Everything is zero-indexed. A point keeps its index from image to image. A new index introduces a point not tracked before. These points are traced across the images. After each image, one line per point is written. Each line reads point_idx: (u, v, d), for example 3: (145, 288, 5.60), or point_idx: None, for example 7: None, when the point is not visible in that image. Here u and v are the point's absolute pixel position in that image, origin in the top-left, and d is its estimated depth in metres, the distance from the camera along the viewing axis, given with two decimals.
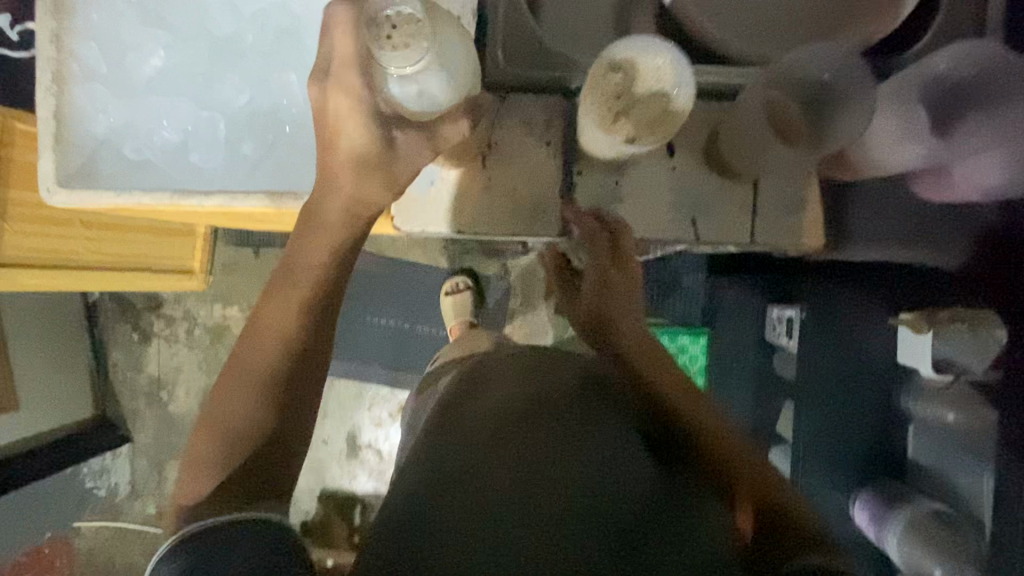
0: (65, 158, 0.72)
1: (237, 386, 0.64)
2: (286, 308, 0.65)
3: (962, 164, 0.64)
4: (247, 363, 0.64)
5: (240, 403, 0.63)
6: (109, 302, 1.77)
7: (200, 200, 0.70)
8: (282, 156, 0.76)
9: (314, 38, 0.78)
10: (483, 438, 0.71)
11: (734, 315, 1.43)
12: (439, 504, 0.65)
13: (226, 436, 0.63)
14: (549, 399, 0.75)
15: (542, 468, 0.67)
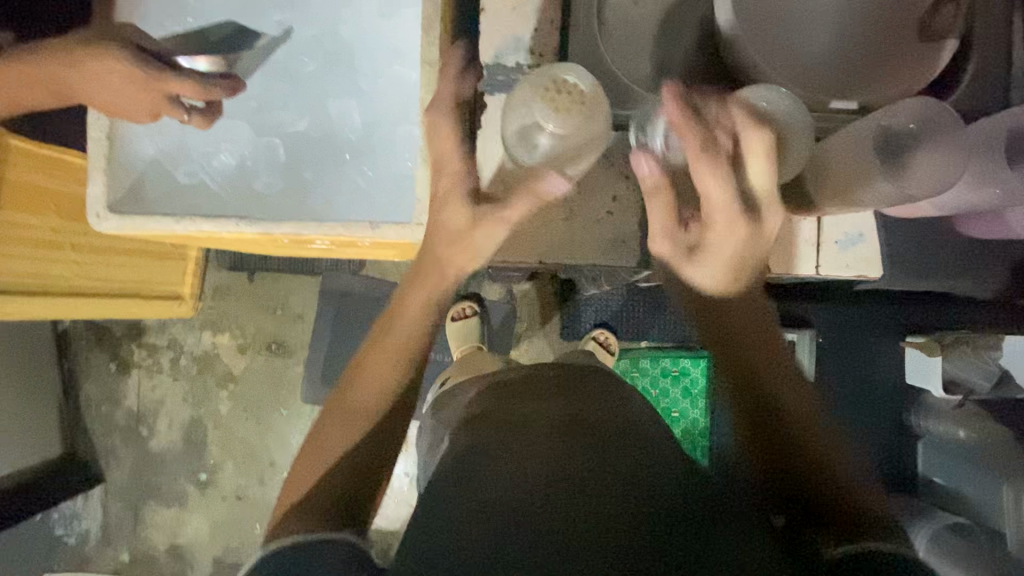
0: (115, 180, 0.67)
1: (345, 411, 0.65)
2: (400, 348, 0.68)
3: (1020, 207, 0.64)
4: (357, 398, 0.66)
5: (344, 428, 0.64)
6: (85, 330, 1.64)
7: (267, 227, 0.67)
8: (346, 182, 0.74)
9: (374, 66, 0.78)
10: (531, 442, 0.59)
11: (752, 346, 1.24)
12: (474, 502, 0.54)
13: (325, 454, 0.63)
14: (597, 397, 0.67)
15: (588, 451, 0.57)
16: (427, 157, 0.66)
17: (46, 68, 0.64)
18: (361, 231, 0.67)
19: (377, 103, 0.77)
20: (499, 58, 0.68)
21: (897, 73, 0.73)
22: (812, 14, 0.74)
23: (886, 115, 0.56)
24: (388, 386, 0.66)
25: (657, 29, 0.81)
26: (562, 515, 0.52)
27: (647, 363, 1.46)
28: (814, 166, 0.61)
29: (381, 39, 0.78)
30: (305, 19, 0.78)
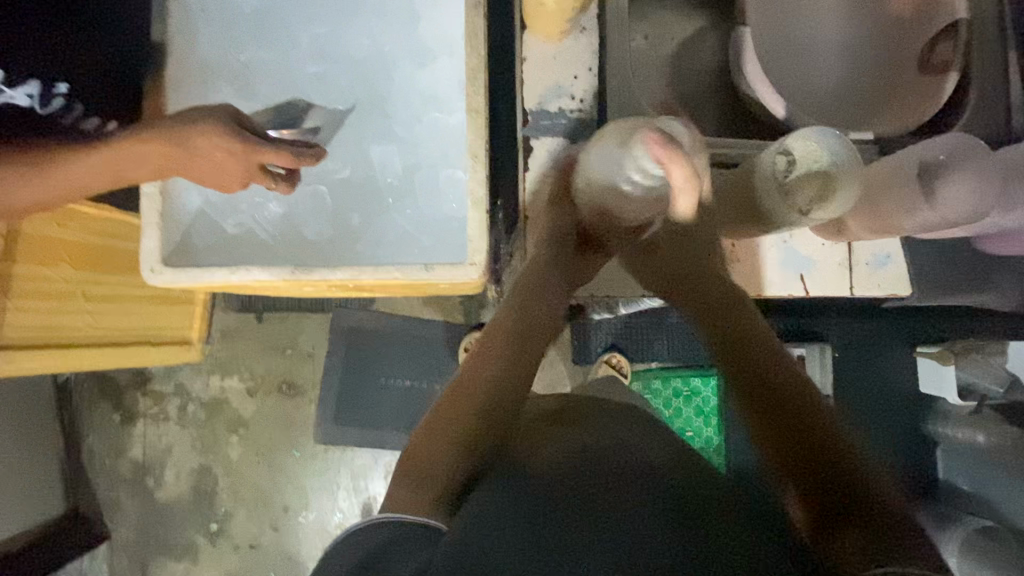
0: (167, 235, 0.67)
1: (473, 377, 0.65)
2: (525, 330, 0.68)
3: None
4: (482, 366, 0.66)
5: (464, 387, 0.64)
6: (88, 380, 1.60)
7: (323, 273, 0.68)
8: (393, 226, 0.76)
9: (413, 113, 0.81)
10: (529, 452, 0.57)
11: None
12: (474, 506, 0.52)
13: (448, 413, 0.62)
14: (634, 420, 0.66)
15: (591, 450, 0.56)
16: (477, 200, 0.68)
17: (134, 148, 0.60)
18: (416, 274, 0.68)
19: (417, 150, 0.79)
20: (542, 105, 0.71)
21: (905, 104, 0.79)
22: (816, 61, 0.83)
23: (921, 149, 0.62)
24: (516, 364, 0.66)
25: (677, 73, 0.86)
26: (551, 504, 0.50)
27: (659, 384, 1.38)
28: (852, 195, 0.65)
29: (418, 87, 0.81)
30: (345, 72, 0.82)
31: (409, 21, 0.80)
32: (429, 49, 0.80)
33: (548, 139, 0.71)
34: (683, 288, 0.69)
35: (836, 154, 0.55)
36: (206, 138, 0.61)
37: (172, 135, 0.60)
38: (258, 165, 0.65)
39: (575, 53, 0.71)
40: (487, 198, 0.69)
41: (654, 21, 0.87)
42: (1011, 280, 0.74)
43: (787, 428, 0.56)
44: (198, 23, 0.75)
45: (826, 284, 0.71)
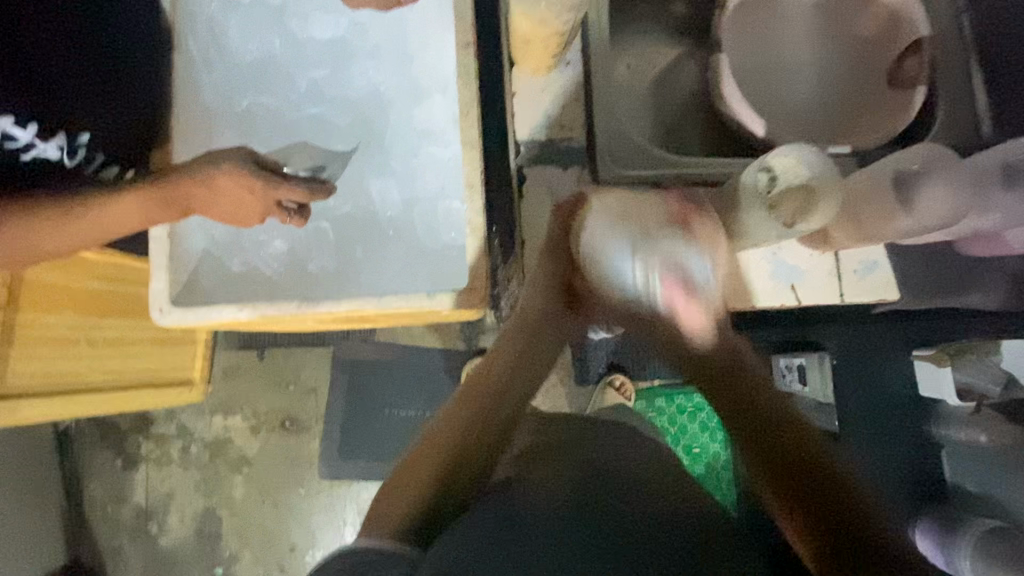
0: (176, 276, 0.69)
1: (471, 415, 0.66)
2: (519, 373, 0.69)
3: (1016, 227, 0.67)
4: (481, 405, 0.67)
5: (461, 421, 0.65)
6: (88, 427, 1.58)
7: (330, 306, 0.70)
8: (395, 258, 0.78)
9: (410, 149, 0.84)
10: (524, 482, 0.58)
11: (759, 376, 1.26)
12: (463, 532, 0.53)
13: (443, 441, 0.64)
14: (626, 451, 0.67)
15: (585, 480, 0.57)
16: (476, 229, 0.71)
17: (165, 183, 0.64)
18: (420, 301, 0.70)
19: (415, 184, 0.82)
20: (534, 135, 0.75)
21: (878, 119, 0.83)
22: (789, 83, 0.88)
23: (899, 160, 0.65)
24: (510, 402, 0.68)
25: (660, 99, 0.91)
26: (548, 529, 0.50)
27: (661, 402, 1.38)
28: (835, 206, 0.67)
29: (414, 124, 0.84)
30: (344, 114, 0.86)
31: (404, 63, 0.84)
32: (423, 87, 0.84)
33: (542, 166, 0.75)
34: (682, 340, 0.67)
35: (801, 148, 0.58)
36: (231, 177, 0.66)
37: (193, 179, 0.64)
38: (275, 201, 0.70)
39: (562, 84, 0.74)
40: (485, 226, 0.72)
41: (635, 52, 0.91)
42: (994, 282, 0.77)
43: (796, 490, 0.58)
44: (197, 66, 0.76)
45: (816, 294, 0.73)
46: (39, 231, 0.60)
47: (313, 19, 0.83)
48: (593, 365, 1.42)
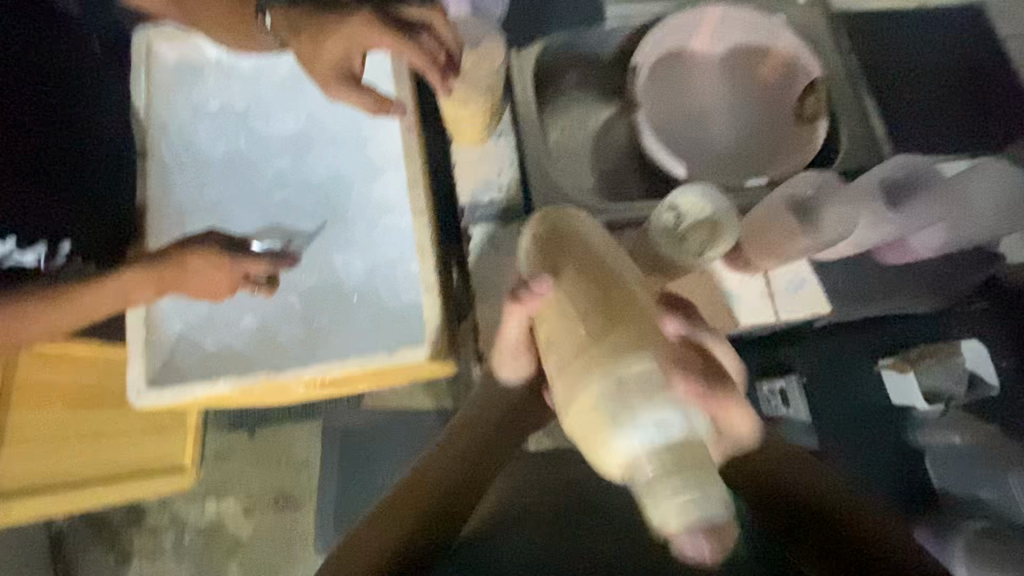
0: (152, 359, 0.74)
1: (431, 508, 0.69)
2: (471, 457, 0.73)
3: (914, 234, 0.75)
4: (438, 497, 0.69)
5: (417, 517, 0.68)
6: (81, 525, 1.57)
7: (295, 372, 0.74)
8: (360, 322, 0.84)
9: (370, 222, 0.91)
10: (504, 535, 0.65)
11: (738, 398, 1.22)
12: None
13: (417, 487, 0.69)
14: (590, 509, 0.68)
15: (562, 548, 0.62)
16: (430, 287, 0.77)
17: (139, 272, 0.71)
18: (381, 359, 0.74)
19: (376, 252, 0.89)
20: (475, 198, 0.81)
21: (792, 153, 0.91)
22: (708, 128, 0.97)
23: (790, 188, 0.73)
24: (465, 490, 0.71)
25: (596, 153, 0.99)
26: None
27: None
28: (746, 234, 0.73)
29: (372, 199, 0.92)
30: (306, 194, 0.94)
31: (359, 146, 0.94)
32: (377, 166, 0.92)
33: (484, 224, 0.80)
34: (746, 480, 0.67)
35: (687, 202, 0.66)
36: (200, 257, 0.72)
37: (170, 265, 0.71)
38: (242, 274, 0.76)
39: (497, 151, 0.82)
40: (438, 284, 0.77)
41: (568, 114, 1.01)
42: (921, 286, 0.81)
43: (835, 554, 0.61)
44: (172, 172, 0.87)
45: (750, 316, 0.78)
46: (26, 319, 0.67)
47: (274, 117, 0.93)
48: None
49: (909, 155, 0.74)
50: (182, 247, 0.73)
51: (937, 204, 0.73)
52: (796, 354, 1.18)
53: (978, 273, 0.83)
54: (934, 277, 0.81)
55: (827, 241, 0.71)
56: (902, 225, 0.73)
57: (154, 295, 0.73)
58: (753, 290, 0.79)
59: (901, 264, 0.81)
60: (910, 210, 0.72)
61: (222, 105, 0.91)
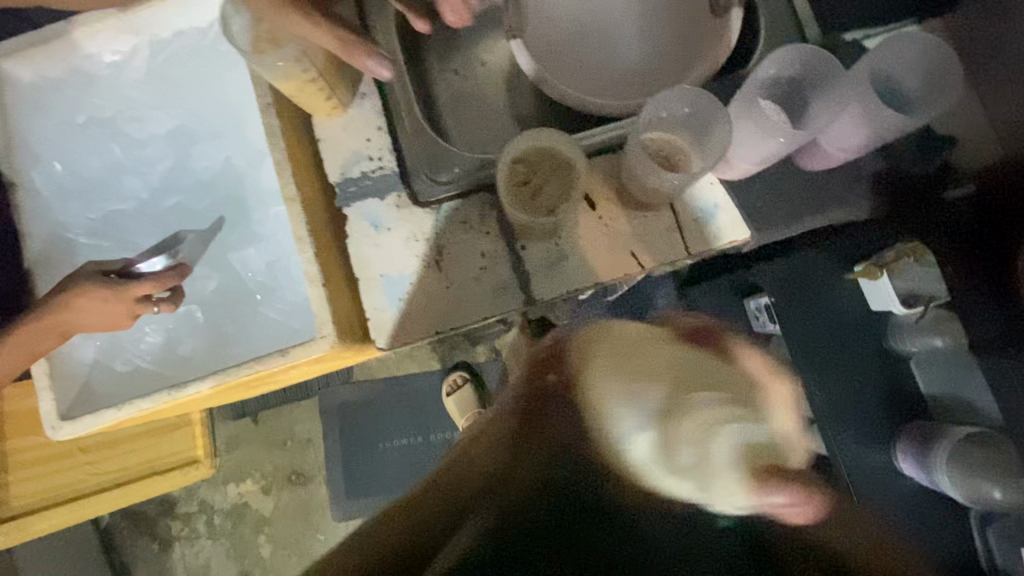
0: (63, 393, 0.75)
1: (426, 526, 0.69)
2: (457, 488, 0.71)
3: (825, 135, 0.69)
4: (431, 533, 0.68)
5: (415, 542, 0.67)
6: (123, 518, 1.70)
7: (195, 386, 0.73)
8: (264, 321, 0.83)
9: (260, 213, 0.88)
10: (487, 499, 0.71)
11: (716, 320, 1.30)
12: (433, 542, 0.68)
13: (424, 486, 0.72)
14: (619, 338, 0.66)
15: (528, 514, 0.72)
16: (312, 277, 0.71)
17: (36, 320, 0.71)
18: (276, 361, 0.72)
19: (270, 244, 0.86)
20: (346, 173, 0.75)
21: (705, 53, 0.79)
22: (616, 39, 0.85)
23: (667, 111, 0.68)
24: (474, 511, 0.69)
25: (496, 90, 0.89)
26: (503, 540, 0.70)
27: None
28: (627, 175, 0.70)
29: (262, 190, 0.88)
30: (195, 194, 0.90)
31: (238, 132, 0.88)
32: (261, 151, 0.87)
33: (357, 203, 0.74)
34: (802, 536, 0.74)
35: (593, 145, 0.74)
36: (84, 295, 0.71)
37: (53, 309, 0.70)
38: (136, 299, 0.74)
39: (363, 119, 0.76)
40: (322, 273, 0.72)
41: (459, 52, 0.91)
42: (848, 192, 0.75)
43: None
44: (53, 202, 0.84)
45: (656, 256, 0.73)
46: None
47: (146, 118, 0.88)
48: None
49: (798, 46, 0.68)
50: (66, 287, 0.71)
51: (831, 101, 0.68)
52: (763, 270, 1.05)
53: (931, 163, 0.76)
54: (875, 174, 0.75)
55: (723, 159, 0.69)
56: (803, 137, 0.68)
57: (58, 341, 0.74)
58: (658, 230, 0.72)
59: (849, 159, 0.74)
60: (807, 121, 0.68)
61: (90, 116, 0.86)
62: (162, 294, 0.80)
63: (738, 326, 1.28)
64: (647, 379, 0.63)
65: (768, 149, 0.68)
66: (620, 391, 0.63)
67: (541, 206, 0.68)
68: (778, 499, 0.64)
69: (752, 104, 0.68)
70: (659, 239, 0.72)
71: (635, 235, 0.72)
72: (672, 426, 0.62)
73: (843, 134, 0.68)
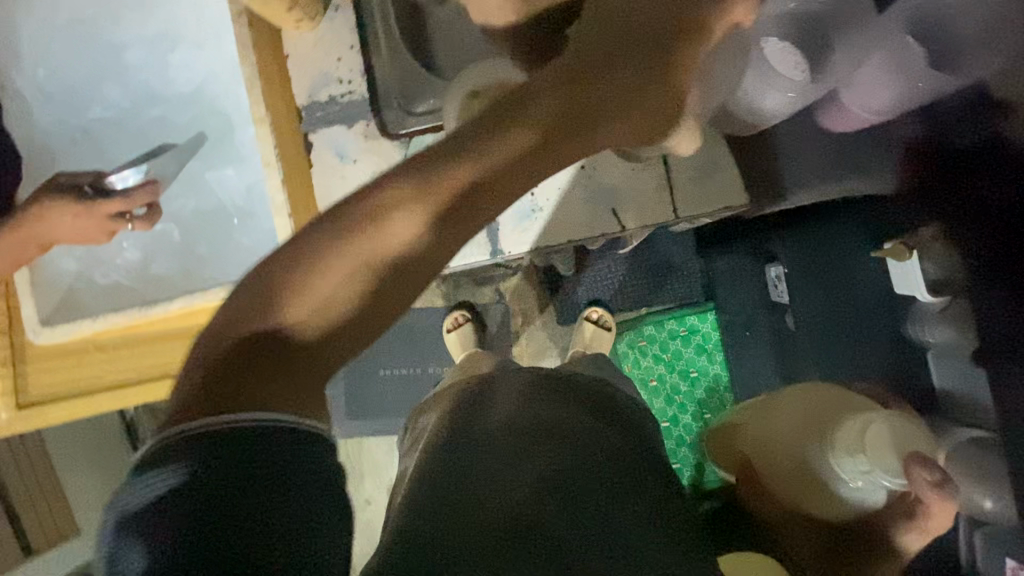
0: (43, 299, 0.78)
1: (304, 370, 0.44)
2: (479, 419, 0.68)
3: (847, 89, 0.72)
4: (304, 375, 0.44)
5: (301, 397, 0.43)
6: None
7: (164, 306, 0.74)
8: (238, 247, 0.82)
9: (242, 132, 0.84)
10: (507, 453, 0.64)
11: (731, 285, 1.21)
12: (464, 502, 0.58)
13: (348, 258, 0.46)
14: (807, 397, 0.86)
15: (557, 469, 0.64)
16: (278, 206, 0.66)
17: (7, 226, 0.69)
18: None
19: (249, 167, 0.84)
20: (314, 96, 0.74)
21: None
22: None
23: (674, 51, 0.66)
24: (505, 445, 0.64)
25: None
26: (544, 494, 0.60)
27: (650, 329, 1.31)
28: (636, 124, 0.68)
29: (242, 107, 0.84)
30: (174, 105, 0.86)
31: (219, 44, 0.83)
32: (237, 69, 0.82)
33: (326, 129, 0.74)
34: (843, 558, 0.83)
35: None
36: (56, 207, 0.69)
37: (22, 220, 0.70)
38: (108, 214, 0.72)
39: (335, 37, 0.73)
40: (290, 201, 0.67)
41: None
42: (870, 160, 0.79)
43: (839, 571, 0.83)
44: (35, 103, 0.84)
45: (641, 219, 0.70)
46: None
47: (124, 21, 0.83)
48: (574, 302, 1.36)
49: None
50: (40, 197, 0.70)
51: (852, 52, 0.71)
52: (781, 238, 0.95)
53: (972, 130, 0.74)
54: (904, 142, 0.77)
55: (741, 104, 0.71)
56: (815, 91, 0.70)
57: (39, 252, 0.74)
58: (648, 189, 0.70)
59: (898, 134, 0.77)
60: (829, 69, 0.71)
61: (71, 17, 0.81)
62: (140, 209, 0.78)
63: (755, 294, 1.17)
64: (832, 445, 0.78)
65: (768, 100, 0.69)
66: (790, 419, 0.85)
67: None
68: (931, 472, 0.73)
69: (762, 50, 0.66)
70: (649, 199, 0.70)
71: (629, 192, 0.70)
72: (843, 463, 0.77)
73: (871, 90, 0.70)
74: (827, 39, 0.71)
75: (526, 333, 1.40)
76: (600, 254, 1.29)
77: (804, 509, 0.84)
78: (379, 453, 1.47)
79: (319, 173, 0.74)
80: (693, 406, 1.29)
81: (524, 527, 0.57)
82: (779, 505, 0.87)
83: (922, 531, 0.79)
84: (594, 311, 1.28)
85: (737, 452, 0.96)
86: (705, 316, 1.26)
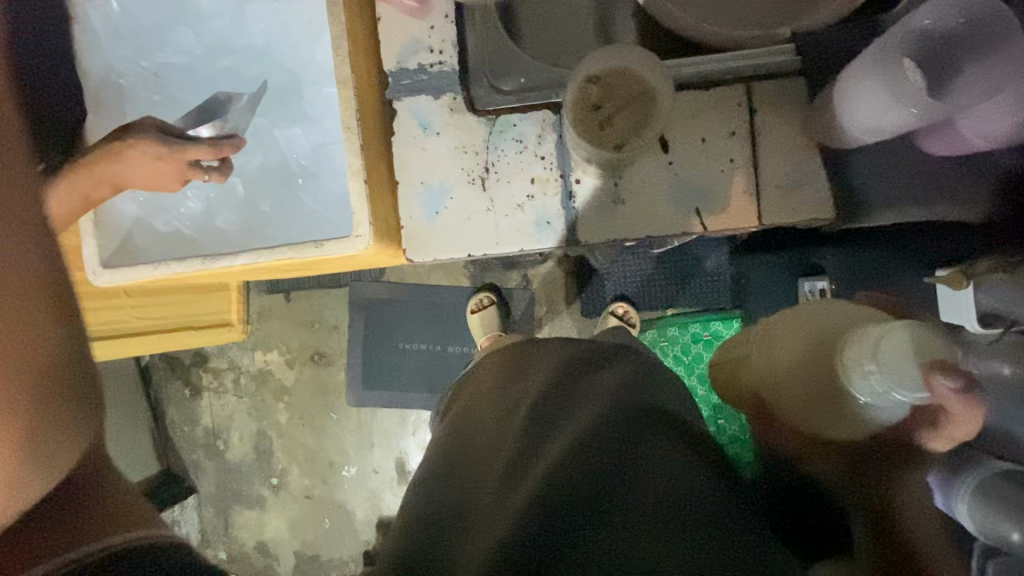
0: (104, 240, 0.77)
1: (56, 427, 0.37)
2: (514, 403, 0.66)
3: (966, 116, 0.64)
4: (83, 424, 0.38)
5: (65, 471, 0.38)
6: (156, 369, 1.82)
7: (229, 260, 0.73)
8: (299, 209, 0.82)
9: (313, 90, 0.83)
10: (496, 475, 0.58)
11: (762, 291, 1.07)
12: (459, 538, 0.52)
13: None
14: (817, 321, 0.68)
15: (546, 461, 0.56)
16: (355, 171, 0.66)
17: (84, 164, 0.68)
18: (308, 251, 0.69)
19: (318, 127, 0.83)
20: (401, 63, 0.73)
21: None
22: None
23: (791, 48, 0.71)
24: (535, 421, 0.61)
25: None
26: (539, 496, 0.52)
27: (674, 330, 1.30)
28: (763, 123, 0.72)
29: (315, 65, 0.82)
30: (246, 57, 0.85)
31: None
32: (318, 26, 0.80)
33: (410, 97, 0.73)
34: (864, 482, 0.73)
35: (689, 77, 0.72)
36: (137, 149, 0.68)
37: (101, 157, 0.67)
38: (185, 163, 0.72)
39: (429, 1, 0.71)
40: (367, 167, 0.67)
41: None
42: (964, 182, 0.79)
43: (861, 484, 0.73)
44: (104, 39, 0.80)
45: (718, 220, 0.73)
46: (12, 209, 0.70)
47: None
48: (602, 295, 1.35)
49: None
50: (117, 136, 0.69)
51: (991, 73, 0.59)
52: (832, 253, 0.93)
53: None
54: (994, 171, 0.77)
55: (846, 117, 0.65)
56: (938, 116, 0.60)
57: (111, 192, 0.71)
58: (733, 190, 0.72)
59: (995, 171, 0.78)
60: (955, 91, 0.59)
61: None
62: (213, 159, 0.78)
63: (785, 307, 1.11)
64: (879, 344, 0.55)
65: (886, 117, 0.61)
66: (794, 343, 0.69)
67: (604, 140, 0.62)
68: (956, 380, 0.54)
69: (888, 60, 0.59)
70: (734, 203, 0.72)
71: (714, 193, 0.72)
72: (843, 364, 0.59)
73: (992, 118, 0.63)
74: (958, 60, 0.60)
75: (550, 321, 1.39)
76: (636, 251, 1.29)
77: (831, 436, 0.68)
78: (392, 424, 1.46)
79: (402, 140, 0.73)
80: (708, 410, 1.28)
81: (528, 535, 0.49)
82: (797, 431, 0.73)
83: (946, 438, 0.67)
84: (621, 306, 1.28)
85: (791, 396, 0.69)
86: (731, 320, 1.26)
